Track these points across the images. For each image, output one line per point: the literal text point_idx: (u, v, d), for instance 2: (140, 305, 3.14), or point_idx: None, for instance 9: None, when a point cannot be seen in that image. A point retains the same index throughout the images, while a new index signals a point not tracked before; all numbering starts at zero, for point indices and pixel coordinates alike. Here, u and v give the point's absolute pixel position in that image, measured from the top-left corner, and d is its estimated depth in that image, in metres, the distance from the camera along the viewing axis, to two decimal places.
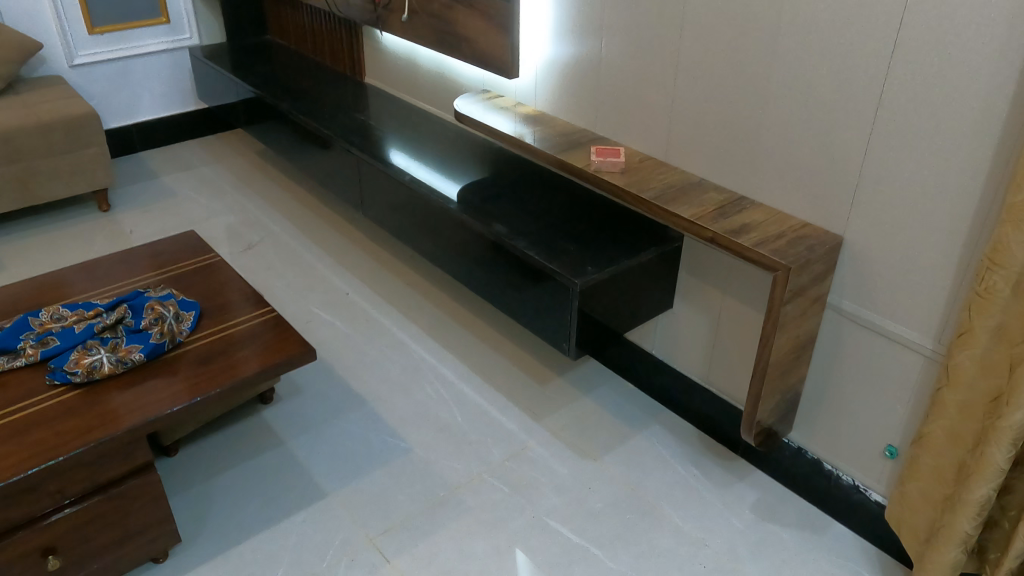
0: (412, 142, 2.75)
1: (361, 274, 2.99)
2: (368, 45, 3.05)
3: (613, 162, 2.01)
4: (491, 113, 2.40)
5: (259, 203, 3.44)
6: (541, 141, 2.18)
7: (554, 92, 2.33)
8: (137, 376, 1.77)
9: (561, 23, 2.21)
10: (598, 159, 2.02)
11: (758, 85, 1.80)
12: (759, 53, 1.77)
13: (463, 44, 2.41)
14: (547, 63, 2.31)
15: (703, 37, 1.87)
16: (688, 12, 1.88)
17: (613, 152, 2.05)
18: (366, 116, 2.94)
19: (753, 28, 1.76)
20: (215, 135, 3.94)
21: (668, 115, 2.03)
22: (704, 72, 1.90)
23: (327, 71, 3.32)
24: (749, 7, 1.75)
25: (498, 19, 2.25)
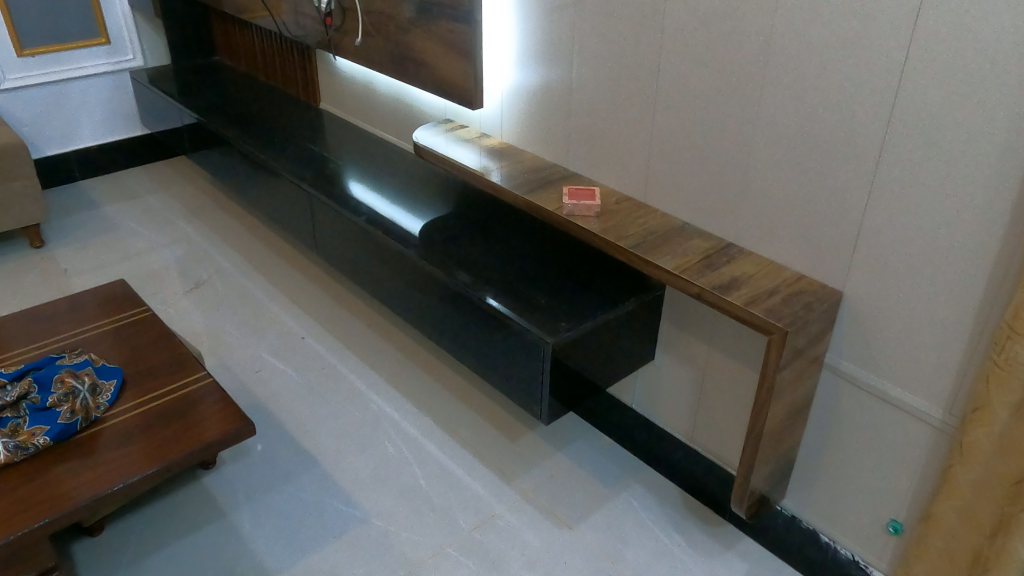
0: (370, 175, 2.54)
1: (317, 314, 2.76)
2: (322, 69, 2.84)
3: (587, 204, 1.81)
4: (453, 146, 2.20)
5: (209, 236, 3.20)
6: (507, 178, 1.99)
7: (521, 124, 2.13)
8: (55, 458, 1.54)
9: (527, 49, 2.01)
10: (571, 201, 1.81)
11: (743, 122, 1.62)
12: (744, 86, 1.59)
13: (421, 71, 2.21)
14: (513, 92, 2.11)
15: (682, 68, 1.68)
16: (664, 40, 1.69)
17: (587, 193, 1.85)
18: (320, 146, 2.72)
19: (735, 59, 1.58)
20: (163, 162, 3.70)
21: (646, 152, 1.84)
22: (683, 105, 1.72)
23: (282, 97, 3.11)
24: (730, 37, 1.57)
25: (457, 45, 2.05)
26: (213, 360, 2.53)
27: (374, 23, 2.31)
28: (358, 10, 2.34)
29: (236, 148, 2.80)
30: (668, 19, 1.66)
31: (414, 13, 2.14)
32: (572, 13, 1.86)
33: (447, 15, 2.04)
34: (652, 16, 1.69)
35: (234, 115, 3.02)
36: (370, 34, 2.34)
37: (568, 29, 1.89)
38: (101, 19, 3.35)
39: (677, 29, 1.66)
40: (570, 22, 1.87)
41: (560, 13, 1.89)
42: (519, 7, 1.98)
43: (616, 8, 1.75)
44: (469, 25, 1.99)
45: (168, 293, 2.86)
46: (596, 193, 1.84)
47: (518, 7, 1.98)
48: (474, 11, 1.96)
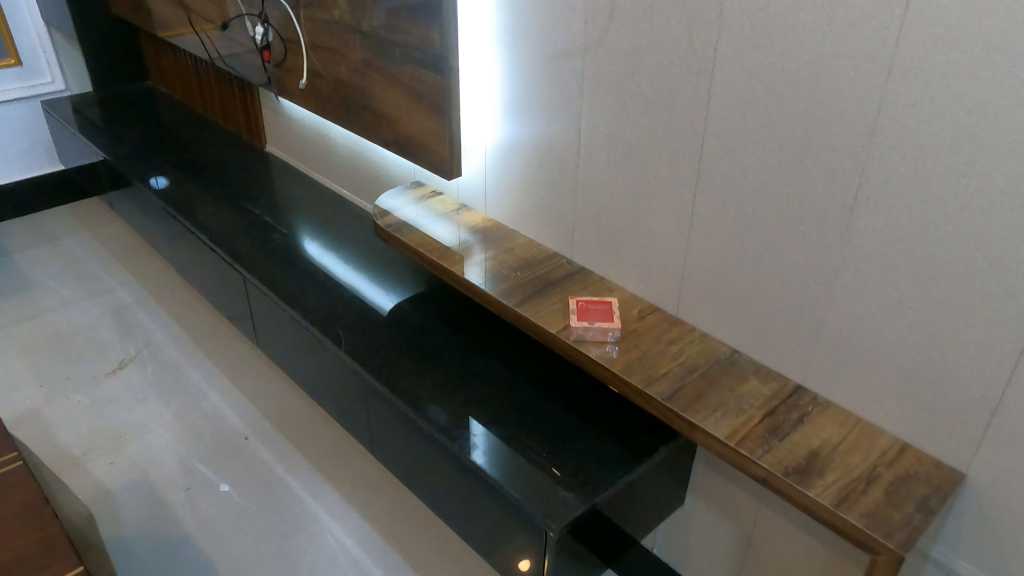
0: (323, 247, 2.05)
1: (264, 409, 2.28)
2: (267, 107, 2.35)
3: (607, 325, 1.33)
4: (424, 224, 1.71)
5: (141, 297, 2.70)
6: (494, 277, 1.50)
7: (509, 197, 1.64)
8: None
9: (516, 103, 1.52)
10: (583, 321, 1.33)
11: (817, 234, 1.16)
12: (820, 186, 1.12)
13: (380, 124, 1.73)
14: (496, 156, 1.62)
15: (730, 148, 1.21)
16: (706, 108, 1.21)
17: (603, 307, 1.37)
18: (266, 208, 2.24)
19: (807, 148, 1.11)
20: (93, 200, 3.19)
21: (676, 251, 1.37)
22: (729, 201, 1.25)
23: (225, 137, 2.62)
24: (801, 120, 1.10)
25: (424, 97, 1.57)
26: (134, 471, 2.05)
27: (322, 61, 1.82)
28: (302, 43, 1.85)
29: (161, 205, 2.31)
30: (712, 80, 1.18)
31: (368, 52, 1.65)
32: (576, 62, 1.36)
33: (410, 57, 1.55)
34: (689, 73, 1.21)
35: (164, 157, 2.52)
36: (317, 74, 1.85)
37: (570, 82, 1.40)
38: (10, 37, 2.83)
39: (724, 95, 1.17)
40: (574, 72, 1.38)
41: (559, 61, 1.39)
42: (504, 47, 1.48)
43: (636, 60, 1.27)
44: (439, 73, 1.50)
45: (84, 378, 2.37)
46: (615, 308, 1.37)
47: (503, 48, 1.48)
48: (445, 55, 1.47)
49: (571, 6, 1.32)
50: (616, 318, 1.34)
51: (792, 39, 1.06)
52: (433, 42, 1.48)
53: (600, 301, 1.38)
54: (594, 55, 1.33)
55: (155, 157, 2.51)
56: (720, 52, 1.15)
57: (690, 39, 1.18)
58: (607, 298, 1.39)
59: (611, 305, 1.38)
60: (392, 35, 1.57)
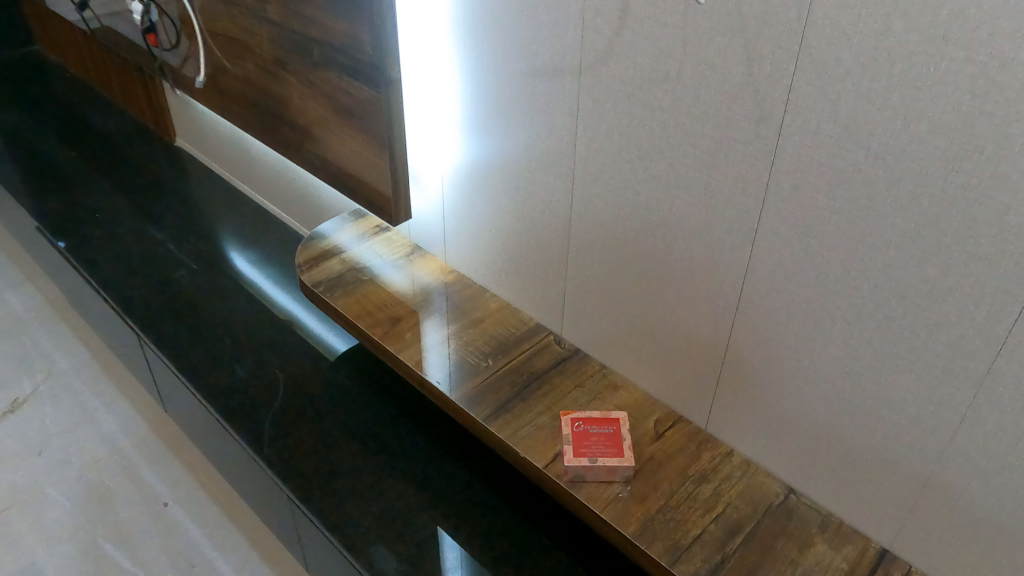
0: (257, 271, 1.67)
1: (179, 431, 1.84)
2: (182, 107, 1.93)
3: (619, 458, 0.95)
4: (364, 278, 1.28)
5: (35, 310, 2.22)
6: (461, 369, 1.10)
7: (480, 244, 1.22)
8: None
9: (483, 124, 1.09)
10: (585, 455, 0.95)
11: (926, 367, 0.78)
12: (942, 304, 0.74)
13: (306, 143, 1.31)
14: (461, 191, 1.20)
15: (803, 229, 0.80)
16: (765, 171, 0.80)
17: (609, 429, 0.99)
18: (172, 228, 1.79)
19: (926, 249, 0.72)
20: None
21: (706, 349, 0.98)
22: (790, 301, 0.86)
23: (136, 125, 2.16)
24: (922, 207, 0.71)
25: (358, 116, 1.15)
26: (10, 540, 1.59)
27: (226, 53, 1.37)
28: (198, 26, 1.39)
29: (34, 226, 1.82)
30: (778, 132, 0.77)
31: (282, 49, 1.22)
32: (567, 81, 0.94)
33: (335, 62, 1.13)
34: (738, 119, 0.79)
35: (46, 150, 2.03)
36: (222, 67, 1.41)
37: (558, 106, 0.97)
38: None
39: (791, 156, 0.77)
40: (565, 94, 0.95)
41: (543, 76, 0.96)
42: (464, 48, 1.04)
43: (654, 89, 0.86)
44: (376, 88, 1.09)
45: None
46: (624, 432, 0.98)
47: (462, 47, 1.04)
48: (383, 63, 1.05)
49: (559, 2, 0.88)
50: (629, 448, 0.96)
51: (922, 85, 0.66)
52: (364, 46, 1.06)
53: (606, 417, 1.00)
54: (593, 76, 0.90)
55: (35, 150, 2.02)
56: (794, 92, 0.74)
57: (743, 68, 0.76)
58: (614, 412, 1.00)
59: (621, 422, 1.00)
60: (310, 30, 1.14)
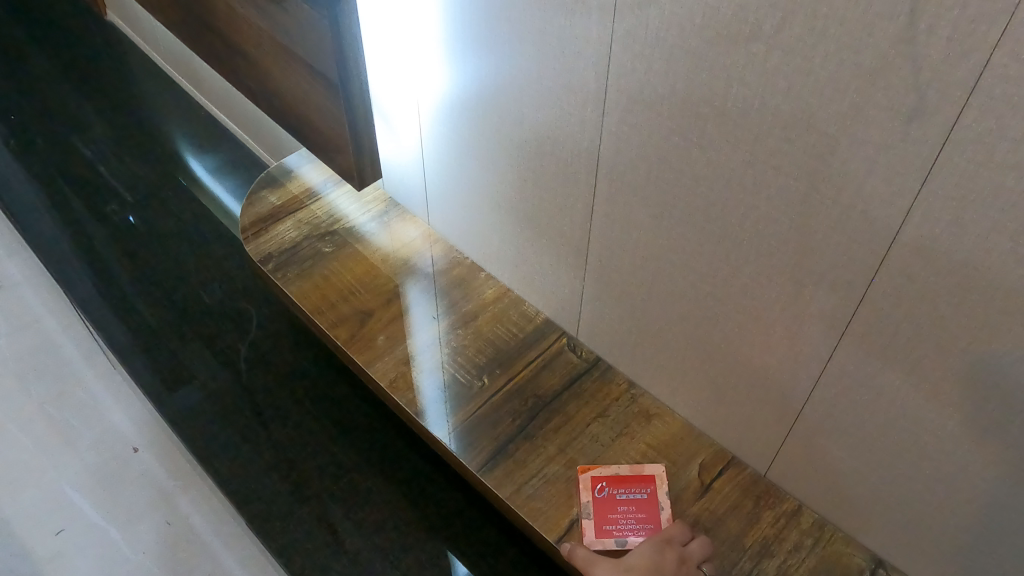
0: (219, 190, 1.38)
1: (68, 380, 1.13)
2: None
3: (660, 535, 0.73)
4: (325, 250, 0.99)
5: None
6: (454, 397, 0.85)
7: (473, 218, 0.93)
8: None
9: (473, 67, 0.77)
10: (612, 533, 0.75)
11: None
12: None
13: (242, 66, 0.99)
14: (446, 147, 0.89)
15: (960, 282, 0.51)
16: (910, 193, 0.50)
17: (644, 493, 0.77)
18: (100, 147, 1.46)
19: None
20: None
21: (776, 397, 0.71)
22: (914, 363, 0.58)
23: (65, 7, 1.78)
24: None
25: (299, 45, 0.83)
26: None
27: None
28: None
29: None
30: (944, 140, 0.46)
31: None
32: (593, 20, 0.62)
33: None
34: (877, 111, 0.48)
35: None
36: None
37: (581, 56, 0.65)
38: None
39: (962, 178, 0.47)
40: (594, 37, 0.63)
41: (561, 9, 0.64)
42: None
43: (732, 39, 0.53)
44: (320, 11, 0.76)
45: None
46: (661, 498, 0.77)
47: None
48: None
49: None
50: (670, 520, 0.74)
51: None
52: None
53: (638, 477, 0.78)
54: (636, 19, 0.58)
55: None
56: (991, 78, 0.43)
57: (902, 29, 0.44)
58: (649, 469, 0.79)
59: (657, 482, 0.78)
60: None
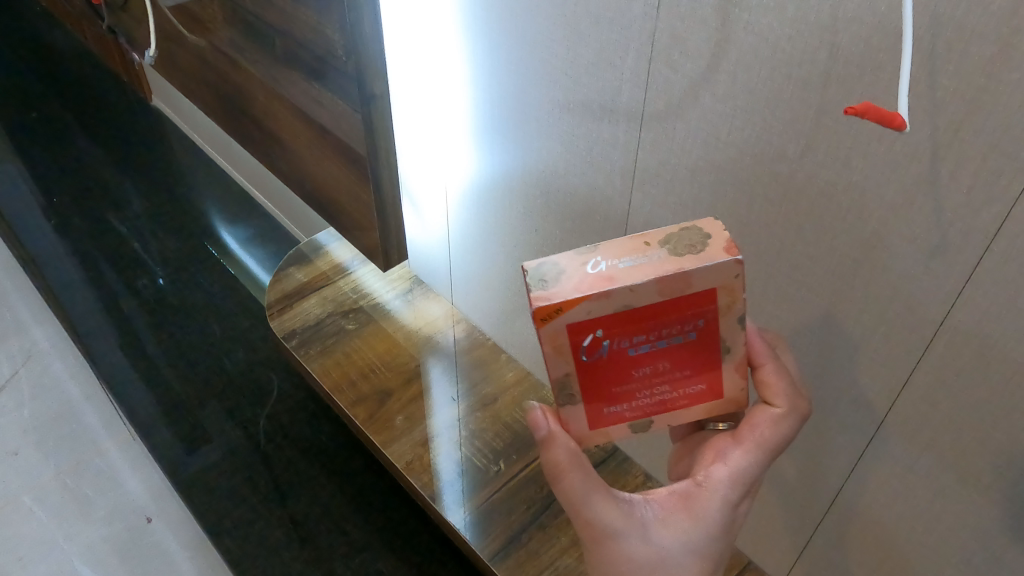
0: (248, 258, 1.43)
1: (86, 448, 1.15)
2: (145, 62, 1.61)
3: (569, 394, 0.48)
4: (347, 327, 1.00)
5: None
6: (471, 482, 0.84)
7: (497, 299, 0.93)
8: None
9: (500, 161, 0.79)
10: (581, 301, 0.42)
11: None
12: None
13: (277, 151, 1.02)
14: (472, 229, 0.90)
15: (980, 419, 0.51)
16: (931, 325, 0.50)
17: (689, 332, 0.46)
18: (136, 221, 1.52)
19: None
20: None
21: (796, 508, 0.70)
22: (939, 489, 0.56)
23: (113, 85, 1.87)
24: None
25: (334, 139, 0.86)
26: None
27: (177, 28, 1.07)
28: None
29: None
30: (968, 277, 0.47)
31: (240, 33, 0.92)
32: (621, 127, 0.63)
33: (301, 62, 0.82)
34: (900, 243, 0.49)
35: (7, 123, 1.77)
36: (175, 37, 1.10)
37: (609, 159, 0.67)
38: None
39: (986, 317, 0.47)
40: (621, 142, 0.64)
41: (588, 114, 0.66)
42: (475, 56, 0.73)
43: (752, 165, 0.54)
44: (353, 107, 0.78)
45: None
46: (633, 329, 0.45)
47: (477, 51, 0.73)
48: (360, 75, 0.74)
49: (618, 22, 0.57)
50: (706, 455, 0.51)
51: None
52: (335, 49, 0.74)
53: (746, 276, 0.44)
54: (661, 131, 0.60)
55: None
56: (1021, 218, 0.43)
57: (923, 171, 0.45)
58: (700, 290, 0.43)
59: (724, 308, 0.45)
60: (267, 14, 0.82)
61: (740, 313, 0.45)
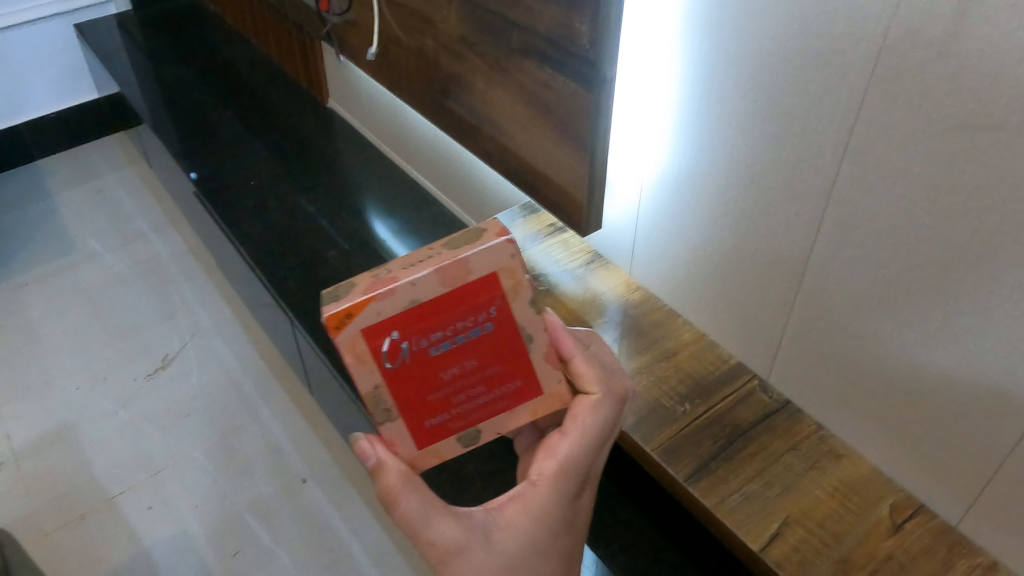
0: (399, 245, 1.56)
1: None
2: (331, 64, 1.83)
3: (385, 407, 0.64)
4: (540, 288, 1.14)
5: (183, 250, 2.21)
6: (657, 418, 0.96)
7: (681, 266, 1.06)
8: None
9: (707, 141, 0.92)
10: (370, 302, 0.61)
11: None
12: None
13: (483, 135, 1.19)
14: (665, 205, 1.03)
15: None
16: None
17: (483, 323, 0.63)
18: (321, 203, 1.72)
19: None
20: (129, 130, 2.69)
21: (973, 446, 0.79)
22: None
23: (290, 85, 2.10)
24: None
25: (556, 120, 1.01)
26: (103, 496, 1.63)
27: (403, 28, 1.25)
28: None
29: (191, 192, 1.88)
30: None
31: (473, 30, 1.09)
32: (840, 106, 0.75)
33: (538, 52, 0.99)
34: None
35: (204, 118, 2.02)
36: (394, 38, 1.29)
37: (820, 133, 0.79)
38: None
39: None
40: (837, 118, 0.76)
41: (807, 96, 0.78)
42: (698, 48, 0.87)
43: (968, 131, 0.66)
44: (587, 88, 0.94)
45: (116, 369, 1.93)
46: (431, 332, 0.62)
47: (702, 45, 0.86)
48: (598, 60, 0.89)
49: (850, 15, 0.70)
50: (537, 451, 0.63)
51: None
52: (580, 40, 0.90)
53: (522, 259, 0.63)
54: (880, 107, 0.72)
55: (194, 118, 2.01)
56: None
57: None
58: (481, 273, 0.62)
59: (511, 291, 0.63)
60: (510, 13, 0.99)
61: (528, 297, 0.64)
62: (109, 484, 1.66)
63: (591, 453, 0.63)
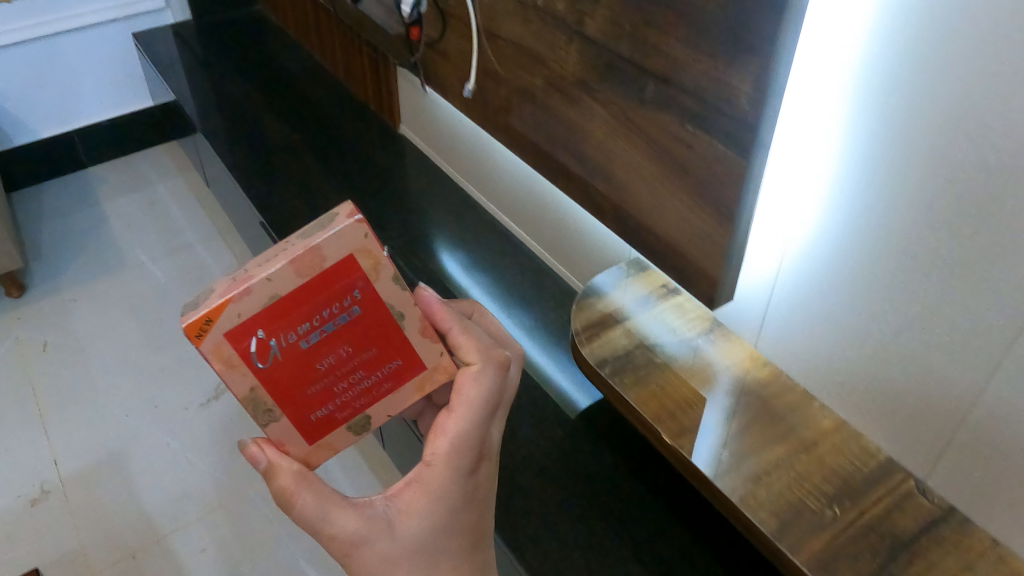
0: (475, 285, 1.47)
1: None
2: (406, 90, 1.74)
3: (267, 409, 0.66)
4: (657, 360, 1.08)
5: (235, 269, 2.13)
6: (803, 523, 0.88)
7: (826, 350, 0.94)
8: None
9: (879, 217, 0.80)
10: (228, 306, 0.61)
11: None
12: None
13: (595, 186, 1.09)
14: (814, 280, 0.91)
15: None
16: None
17: (349, 310, 0.64)
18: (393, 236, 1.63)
19: None
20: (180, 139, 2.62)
21: None
22: None
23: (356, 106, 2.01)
24: None
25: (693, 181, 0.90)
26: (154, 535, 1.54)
27: (509, 66, 1.16)
28: (478, 29, 1.18)
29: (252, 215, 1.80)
30: None
31: (596, 77, 0.99)
32: None
33: (679, 108, 0.88)
34: None
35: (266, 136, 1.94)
36: (498, 75, 1.19)
37: None
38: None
39: None
40: None
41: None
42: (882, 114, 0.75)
43: None
44: (736, 151, 0.82)
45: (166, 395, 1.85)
46: (300, 325, 0.63)
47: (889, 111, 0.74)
48: (758, 123, 0.78)
49: None
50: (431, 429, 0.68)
51: None
52: (739, 100, 0.79)
53: (376, 239, 0.63)
54: None
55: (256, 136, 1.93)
56: None
57: None
58: (335, 261, 0.62)
59: (371, 271, 0.63)
60: (649, 62, 0.89)
61: (390, 275, 0.64)
62: (159, 521, 1.57)
63: (480, 422, 0.68)
